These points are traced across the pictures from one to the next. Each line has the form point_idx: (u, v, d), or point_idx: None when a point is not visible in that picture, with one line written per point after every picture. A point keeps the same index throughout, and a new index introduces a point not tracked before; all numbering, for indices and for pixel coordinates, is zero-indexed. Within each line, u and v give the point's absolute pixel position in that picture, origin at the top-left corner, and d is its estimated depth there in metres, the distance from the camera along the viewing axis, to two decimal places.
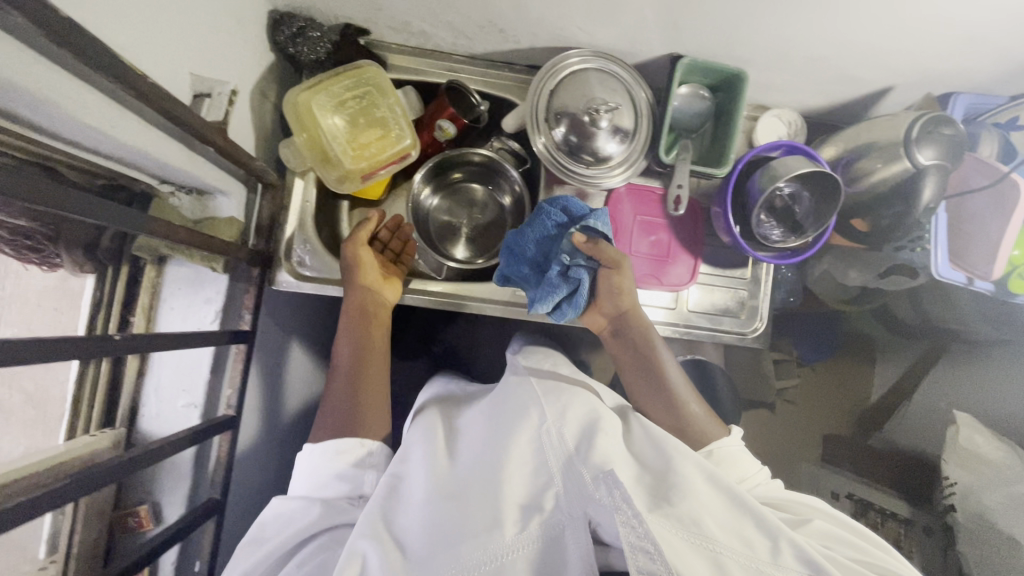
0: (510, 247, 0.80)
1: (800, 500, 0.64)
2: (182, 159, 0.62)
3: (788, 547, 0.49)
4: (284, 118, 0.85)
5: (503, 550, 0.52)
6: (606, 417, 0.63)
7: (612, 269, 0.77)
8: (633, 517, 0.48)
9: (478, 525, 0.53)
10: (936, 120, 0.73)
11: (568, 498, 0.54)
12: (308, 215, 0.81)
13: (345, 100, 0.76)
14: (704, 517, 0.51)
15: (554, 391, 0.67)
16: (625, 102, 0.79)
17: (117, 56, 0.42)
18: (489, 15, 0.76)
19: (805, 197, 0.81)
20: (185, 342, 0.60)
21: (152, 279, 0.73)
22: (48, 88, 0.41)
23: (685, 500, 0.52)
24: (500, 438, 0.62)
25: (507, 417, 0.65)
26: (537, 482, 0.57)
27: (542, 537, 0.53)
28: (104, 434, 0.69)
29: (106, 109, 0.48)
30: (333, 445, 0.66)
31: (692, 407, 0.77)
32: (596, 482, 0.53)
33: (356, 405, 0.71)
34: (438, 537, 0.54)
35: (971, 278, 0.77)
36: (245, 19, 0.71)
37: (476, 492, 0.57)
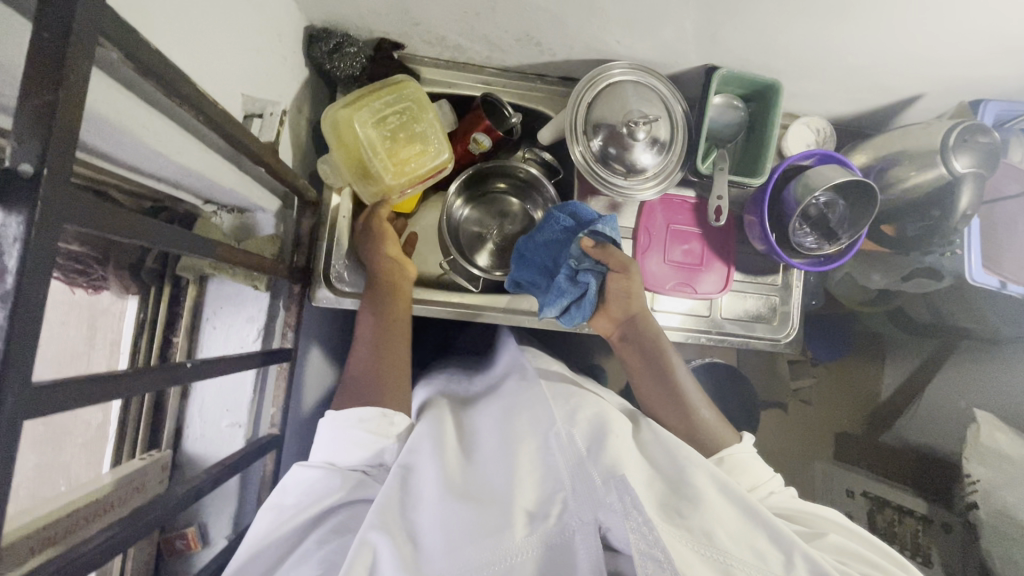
0: (521, 253, 0.83)
1: (816, 513, 0.62)
2: (233, 180, 0.62)
3: (802, 561, 0.49)
4: (318, 133, 0.85)
5: (513, 551, 0.51)
6: (615, 417, 0.63)
7: (622, 273, 0.75)
8: (643, 523, 0.50)
9: (488, 525, 0.52)
10: (972, 129, 0.74)
11: (578, 499, 0.53)
12: (345, 231, 0.81)
13: (386, 116, 0.75)
14: (715, 528, 0.51)
15: (562, 395, 0.66)
16: (662, 114, 0.80)
17: (192, 84, 0.42)
18: (527, 29, 0.76)
19: (839, 204, 0.82)
20: (234, 364, 0.59)
21: (194, 298, 0.73)
22: (124, 117, 0.41)
23: (697, 512, 0.52)
24: (511, 439, 0.60)
25: (517, 417, 0.63)
26: (547, 486, 0.55)
27: (552, 540, 0.52)
28: (151, 456, 0.69)
29: (174, 135, 0.48)
30: (357, 413, 0.62)
31: (703, 411, 0.73)
32: (607, 485, 0.52)
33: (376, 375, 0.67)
34: (447, 533, 0.52)
35: (1004, 282, 0.79)
36: (285, 37, 0.71)
37: (487, 492, 0.56)
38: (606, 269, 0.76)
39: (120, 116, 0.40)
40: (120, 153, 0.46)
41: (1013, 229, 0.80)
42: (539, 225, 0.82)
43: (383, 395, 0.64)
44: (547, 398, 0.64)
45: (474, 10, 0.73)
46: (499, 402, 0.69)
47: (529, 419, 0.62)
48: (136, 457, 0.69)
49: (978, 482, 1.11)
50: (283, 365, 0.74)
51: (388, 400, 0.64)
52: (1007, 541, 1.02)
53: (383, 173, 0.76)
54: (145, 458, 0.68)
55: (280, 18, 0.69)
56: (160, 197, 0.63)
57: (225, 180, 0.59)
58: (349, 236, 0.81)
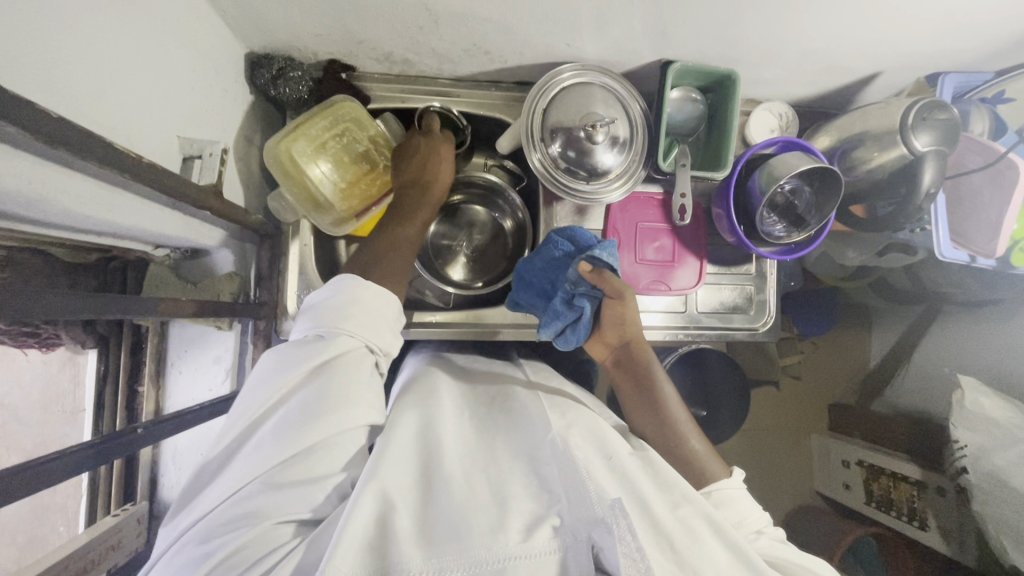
0: (520, 275, 0.84)
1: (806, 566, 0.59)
2: (176, 225, 0.60)
3: None
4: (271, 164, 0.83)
5: (506, 554, 0.48)
6: (608, 429, 0.64)
7: (617, 299, 0.76)
8: (636, 550, 0.46)
9: (484, 525, 0.50)
10: (930, 106, 0.74)
11: (572, 511, 0.51)
12: (309, 260, 0.78)
13: (325, 141, 0.72)
14: (705, 568, 0.50)
15: (560, 406, 0.67)
16: (620, 115, 0.79)
17: (105, 141, 0.41)
18: (474, 39, 0.74)
19: (805, 190, 0.81)
20: (194, 418, 0.58)
21: (156, 345, 0.71)
22: (18, 181, 0.38)
23: (688, 546, 0.51)
24: (513, 451, 0.61)
25: (521, 430, 0.64)
26: (542, 500, 0.54)
27: (551, 549, 0.50)
28: (127, 511, 0.68)
29: (92, 190, 0.46)
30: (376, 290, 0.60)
31: (693, 441, 0.71)
32: (605, 506, 0.49)
33: (383, 254, 0.67)
34: (449, 523, 0.50)
35: (975, 256, 0.79)
36: (222, 68, 0.69)
37: (487, 489, 0.55)
38: (602, 295, 0.77)
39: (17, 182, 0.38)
40: (40, 215, 0.44)
41: (979, 203, 0.79)
42: (539, 246, 0.82)
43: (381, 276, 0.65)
44: (546, 408, 0.65)
45: (416, 25, 0.71)
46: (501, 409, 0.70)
47: (531, 433, 0.62)
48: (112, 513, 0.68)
49: (967, 447, 1.09)
50: None
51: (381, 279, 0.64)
52: (998, 502, 1.03)
53: (335, 200, 0.74)
54: (119, 514, 0.67)
55: (212, 50, 0.66)
56: (106, 248, 0.60)
57: (166, 227, 0.58)
58: (314, 265, 0.79)
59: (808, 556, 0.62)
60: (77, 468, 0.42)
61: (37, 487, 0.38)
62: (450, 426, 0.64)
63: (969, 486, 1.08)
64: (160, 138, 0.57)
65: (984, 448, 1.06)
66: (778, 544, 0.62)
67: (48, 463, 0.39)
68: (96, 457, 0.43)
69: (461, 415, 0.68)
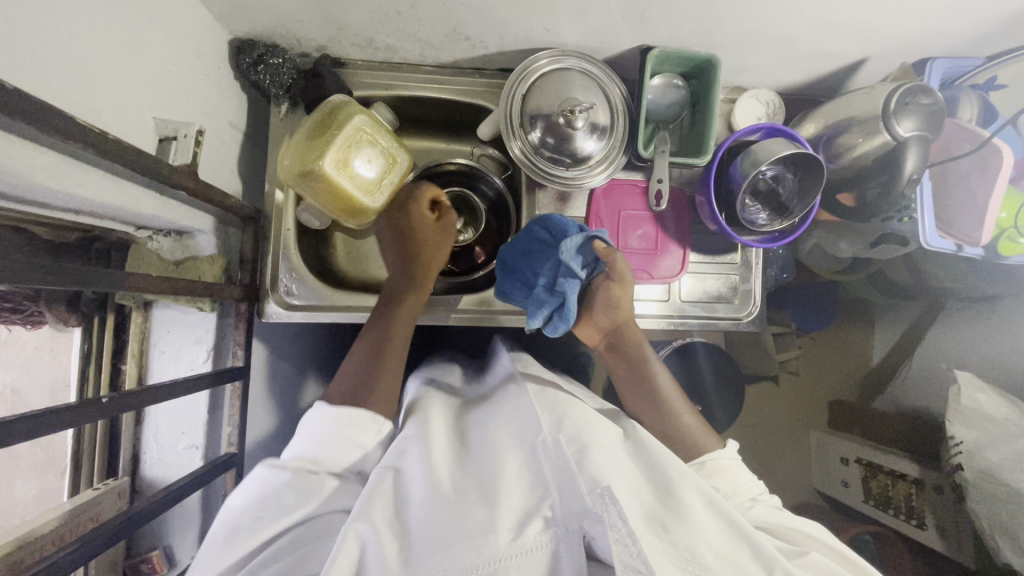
0: (505, 261, 0.82)
1: (795, 527, 0.61)
2: (154, 205, 0.61)
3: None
4: (271, 163, 0.83)
5: (497, 555, 0.50)
6: (602, 428, 0.64)
7: (616, 281, 0.75)
8: (627, 535, 0.48)
9: (474, 526, 0.51)
10: (912, 91, 0.72)
11: (564, 505, 0.53)
12: (292, 243, 0.82)
13: (370, 156, 0.80)
14: (700, 544, 0.51)
15: (551, 401, 0.66)
16: (600, 100, 0.79)
17: (70, 117, 0.42)
18: (452, 25, 0.75)
19: (788, 178, 0.80)
20: (173, 392, 0.59)
21: (139, 325, 0.72)
22: None
23: (681, 525, 0.53)
24: (500, 450, 0.61)
25: (514, 431, 0.63)
26: (534, 494, 0.55)
27: (541, 547, 0.51)
28: (108, 485, 0.70)
29: (59, 164, 0.47)
30: (344, 412, 0.62)
31: (684, 417, 0.74)
32: (594, 495, 0.51)
33: (370, 370, 0.68)
34: (434, 533, 0.51)
35: (960, 245, 0.77)
36: (203, 53, 0.70)
37: (475, 493, 0.55)
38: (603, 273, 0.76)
39: None
40: (8, 190, 0.46)
41: (965, 188, 0.78)
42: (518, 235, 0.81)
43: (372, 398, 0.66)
44: (535, 404, 0.64)
45: (395, 10, 0.71)
46: (491, 414, 0.69)
47: (522, 428, 0.63)
48: (93, 486, 0.70)
49: (963, 444, 1.07)
50: (236, 383, 0.74)
51: (375, 402, 0.66)
52: (993, 499, 1.01)
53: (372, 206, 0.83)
54: (100, 488, 0.68)
55: (192, 34, 0.68)
56: (88, 228, 0.62)
57: (143, 207, 0.59)
58: (297, 249, 0.82)
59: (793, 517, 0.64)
60: (49, 429, 0.43)
61: (5, 443, 0.39)
62: (438, 434, 0.65)
63: (964, 483, 1.06)
64: (138, 119, 0.58)
65: (980, 444, 1.04)
66: (775, 512, 0.64)
67: (13, 424, 0.40)
68: (65, 422, 0.45)
69: (453, 429, 0.69)
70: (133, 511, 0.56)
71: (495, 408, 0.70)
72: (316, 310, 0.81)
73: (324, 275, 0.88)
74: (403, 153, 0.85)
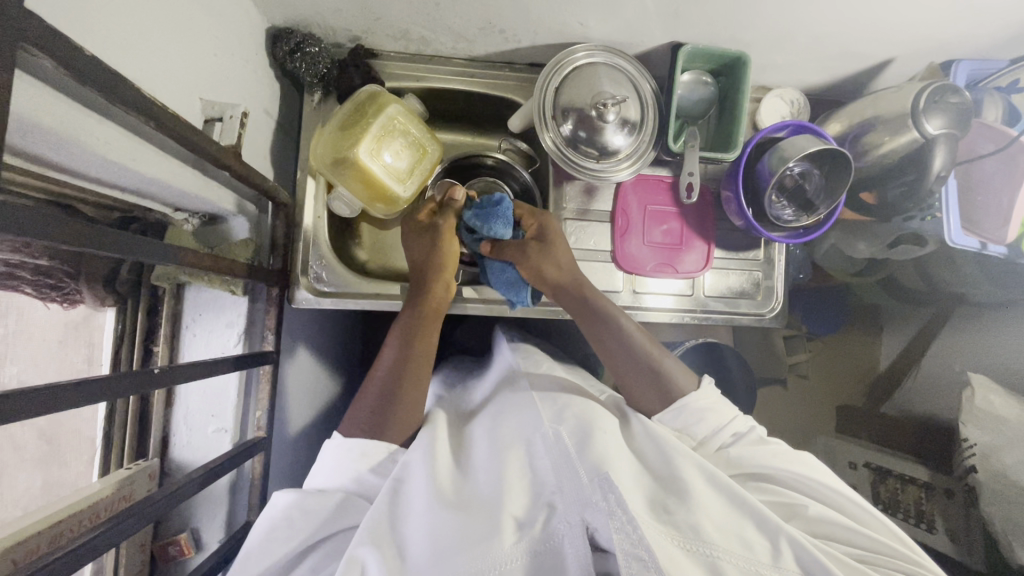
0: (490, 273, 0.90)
1: (831, 497, 0.63)
2: (196, 185, 0.62)
3: (787, 545, 0.53)
4: (302, 151, 0.83)
5: (501, 560, 0.51)
6: (602, 415, 0.66)
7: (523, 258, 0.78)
8: (629, 522, 0.50)
9: (477, 531, 0.53)
10: (942, 89, 0.73)
11: (566, 500, 0.55)
12: (321, 231, 0.82)
13: (400, 149, 0.81)
14: (704, 523, 0.53)
15: (552, 397, 0.69)
16: (631, 95, 0.80)
17: (136, 88, 0.42)
18: (488, 17, 0.76)
19: (815, 174, 0.81)
20: (209, 369, 0.60)
21: (173, 307, 0.73)
22: (46, 118, 0.40)
23: (684, 508, 0.55)
24: (499, 445, 0.63)
25: (507, 427, 0.65)
26: (534, 492, 0.57)
27: (542, 542, 0.53)
28: (139, 466, 0.70)
29: (113, 135, 0.48)
30: (360, 445, 0.64)
31: (659, 357, 0.73)
32: (593, 484, 0.53)
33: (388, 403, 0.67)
34: (437, 543, 0.53)
35: (985, 243, 0.78)
36: (243, 39, 0.71)
37: (477, 497, 0.58)
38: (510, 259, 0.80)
39: (46, 119, 0.40)
40: (65, 160, 0.46)
41: (990, 187, 0.79)
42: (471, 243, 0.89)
43: (391, 430, 0.66)
44: (536, 402, 0.67)
45: (433, 0, 0.72)
46: (489, 413, 0.71)
47: (524, 424, 0.64)
48: (124, 467, 0.70)
49: (976, 446, 1.08)
50: (267, 367, 0.74)
51: (389, 436, 0.66)
52: (1008, 502, 1.00)
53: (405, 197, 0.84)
54: (131, 468, 0.69)
55: (234, 19, 0.68)
56: (129, 209, 0.62)
57: (187, 185, 0.60)
58: (326, 238, 0.83)
59: (784, 453, 0.66)
60: (92, 399, 0.44)
61: (58, 406, 0.40)
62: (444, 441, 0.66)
63: (978, 486, 1.07)
64: (184, 99, 0.59)
65: (994, 446, 1.04)
66: (760, 450, 0.66)
67: (56, 390, 0.40)
68: (109, 391, 0.46)
69: (455, 434, 0.70)
70: (170, 488, 0.56)
71: (493, 409, 0.71)
72: (345, 297, 0.82)
73: (351, 265, 0.89)
74: (433, 144, 0.85)
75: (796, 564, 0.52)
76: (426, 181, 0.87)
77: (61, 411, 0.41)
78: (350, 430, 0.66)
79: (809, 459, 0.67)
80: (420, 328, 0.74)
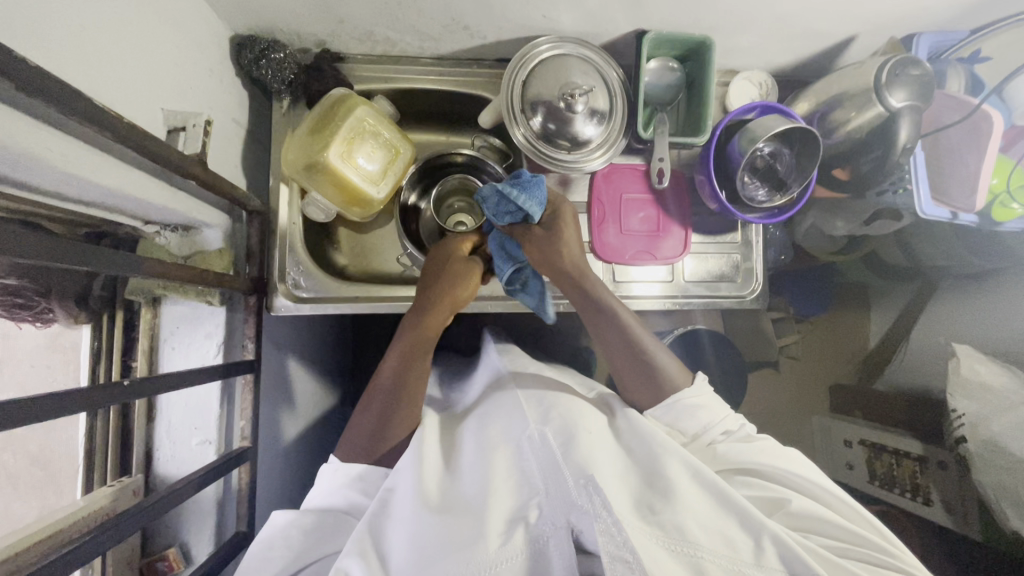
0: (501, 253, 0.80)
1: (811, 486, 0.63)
2: (163, 196, 0.61)
3: (770, 543, 0.52)
4: (274, 159, 0.83)
5: (487, 564, 0.51)
6: (588, 417, 0.66)
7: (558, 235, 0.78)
8: (612, 525, 0.51)
9: (462, 538, 0.52)
10: (903, 63, 0.74)
11: (551, 502, 0.54)
12: (297, 238, 0.82)
13: (373, 150, 0.81)
14: (689, 522, 0.53)
15: (538, 397, 0.68)
16: (599, 85, 0.80)
17: (89, 100, 0.42)
18: (452, 14, 0.76)
19: (785, 153, 0.82)
20: (186, 380, 0.60)
21: (149, 321, 0.72)
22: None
23: (670, 507, 0.54)
24: (486, 446, 0.62)
25: (494, 429, 0.64)
26: (520, 494, 0.56)
27: (523, 550, 0.53)
28: (122, 483, 0.69)
29: (69, 147, 0.48)
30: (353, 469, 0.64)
31: (660, 363, 0.73)
32: (579, 488, 0.53)
33: (385, 424, 0.66)
34: (421, 552, 0.52)
35: (956, 212, 0.79)
36: (206, 48, 0.71)
37: (461, 504, 0.57)
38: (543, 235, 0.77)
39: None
40: (23, 175, 0.46)
41: (957, 156, 0.80)
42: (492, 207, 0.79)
43: (388, 444, 0.66)
44: (521, 402, 0.66)
45: (395, 1, 0.72)
46: (477, 415, 0.71)
47: (508, 425, 0.64)
48: (107, 484, 0.69)
49: (965, 416, 1.07)
50: (248, 376, 0.74)
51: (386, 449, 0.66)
52: (999, 469, 1.00)
53: (381, 200, 0.84)
54: (114, 485, 0.68)
55: (195, 28, 0.68)
56: (98, 223, 0.62)
57: (154, 197, 0.59)
58: (302, 243, 0.83)
59: (771, 449, 0.67)
60: (60, 412, 0.44)
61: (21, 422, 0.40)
62: (433, 445, 0.65)
63: (969, 456, 1.05)
64: (145, 112, 0.58)
65: (980, 416, 1.04)
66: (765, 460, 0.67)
67: (27, 404, 0.40)
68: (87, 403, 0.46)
69: (443, 438, 0.69)
70: (152, 501, 0.55)
71: (480, 412, 0.71)
72: (325, 303, 0.82)
73: (330, 269, 0.88)
74: (406, 145, 0.85)
75: (781, 565, 0.51)
76: (400, 182, 0.87)
77: (31, 424, 0.41)
78: (348, 455, 0.67)
79: (796, 455, 0.67)
80: (409, 379, 0.69)
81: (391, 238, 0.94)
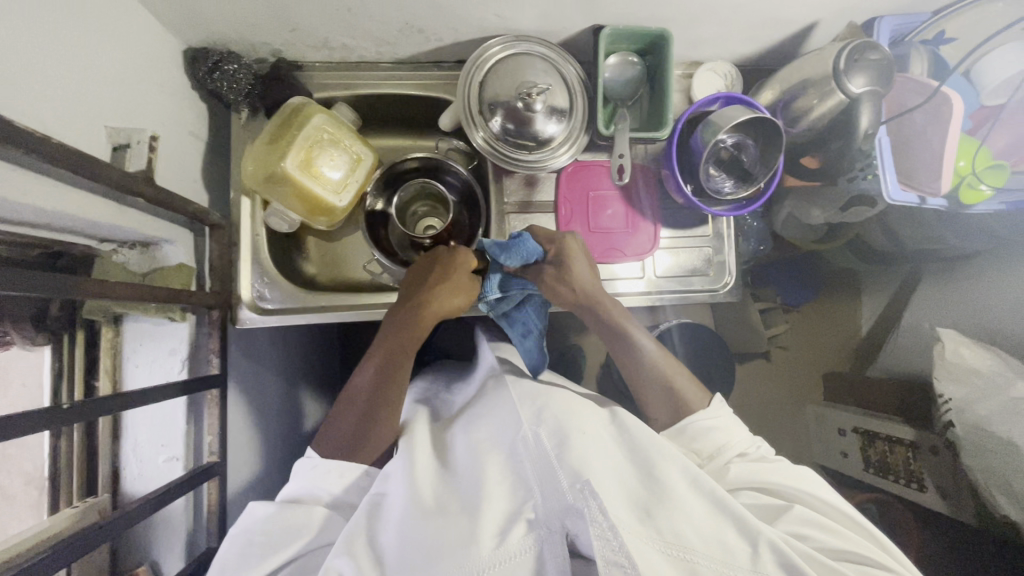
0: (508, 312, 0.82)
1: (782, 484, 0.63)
2: (112, 213, 0.61)
3: (766, 548, 0.52)
4: (235, 171, 0.82)
5: (481, 566, 0.51)
6: (582, 417, 0.65)
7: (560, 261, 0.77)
8: (608, 529, 0.49)
9: (457, 541, 0.52)
10: (859, 48, 0.73)
11: (547, 505, 0.53)
12: (263, 249, 0.82)
13: (336, 158, 0.80)
14: (682, 526, 0.52)
15: (532, 398, 0.68)
16: (557, 82, 0.80)
17: (9, 123, 0.42)
18: (404, 18, 0.75)
19: (749, 144, 0.80)
20: (148, 397, 0.59)
21: (110, 340, 0.71)
22: None
23: (664, 511, 0.54)
24: (480, 450, 0.61)
25: (489, 433, 0.64)
26: (516, 496, 0.56)
27: (523, 551, 0.52)
28: (88, 502, 0.69)
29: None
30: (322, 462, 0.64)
31: (667, 373, 0.74)
32: (576, 491, 0.52)
33: (365, 425, 0.67)
34: (414, 554, 0.51)
35: (923, 197, 0.79)
36: (157, 63, 0.71)
37: (456, 506, 0.56)
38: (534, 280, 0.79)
39: None
40: None
41: (922, 140, 0.79)
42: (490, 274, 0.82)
43: (365, 446, 0.66)
44: (517, 405, 0.66)
45: (345, 7, 0.72)
46: (471, 416, 0.70)
47: (501, 429, 0.64)
48: (73, 504, 0.69)
49: (951, 401, 1.04)
50: (213, 391, 0.73)
51: (356, 453, 0.65)
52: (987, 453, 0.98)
53: (346, 207, 0.84)
54: (79, 505, 0.68)
55: (143, 43, 0.68)
56: (51, 244, 0.61)
57: (101, 216, 0.59)
58: (267, 252, 0.82)
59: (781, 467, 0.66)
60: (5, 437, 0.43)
61: None
62: (428, 451, 0.65)
63: (957, 440, 1.03)
64: (87, 130, 0.58)
65: (967, 399, 1.02)
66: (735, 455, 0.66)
67: None
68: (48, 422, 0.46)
69: (437, 442, 0.68)
70: (109, 520, 0.54)
71: (471, 415, 0.70)
72: (290, 314, 0.81)
73: (298, 279, 0.88)
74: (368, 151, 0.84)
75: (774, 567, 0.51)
76: (365, 188, 0.86)
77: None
78: (328, 450, 0.66)
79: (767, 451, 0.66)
80: (391, 389, 0.69)
81: (361, 245, 0.94)
